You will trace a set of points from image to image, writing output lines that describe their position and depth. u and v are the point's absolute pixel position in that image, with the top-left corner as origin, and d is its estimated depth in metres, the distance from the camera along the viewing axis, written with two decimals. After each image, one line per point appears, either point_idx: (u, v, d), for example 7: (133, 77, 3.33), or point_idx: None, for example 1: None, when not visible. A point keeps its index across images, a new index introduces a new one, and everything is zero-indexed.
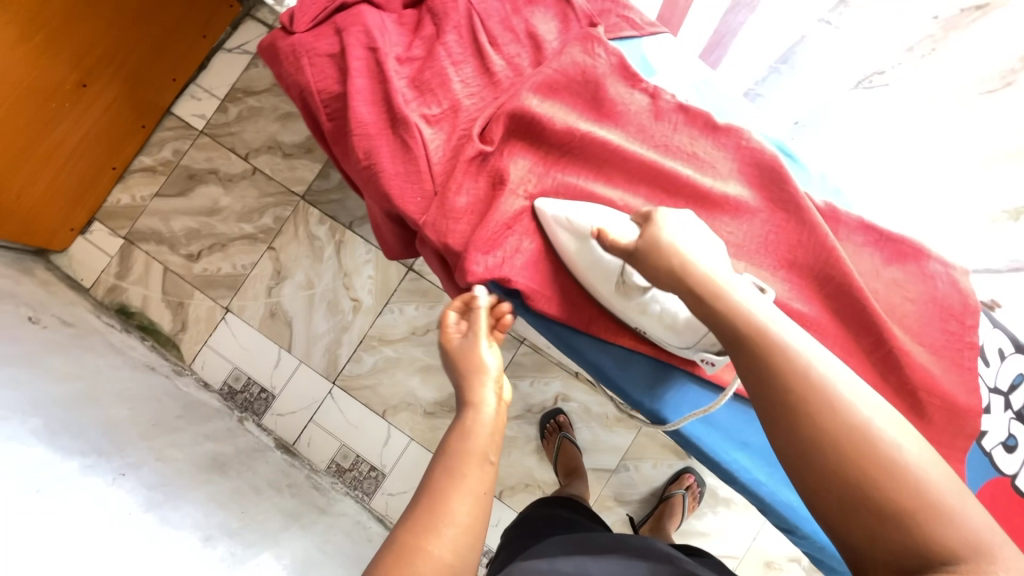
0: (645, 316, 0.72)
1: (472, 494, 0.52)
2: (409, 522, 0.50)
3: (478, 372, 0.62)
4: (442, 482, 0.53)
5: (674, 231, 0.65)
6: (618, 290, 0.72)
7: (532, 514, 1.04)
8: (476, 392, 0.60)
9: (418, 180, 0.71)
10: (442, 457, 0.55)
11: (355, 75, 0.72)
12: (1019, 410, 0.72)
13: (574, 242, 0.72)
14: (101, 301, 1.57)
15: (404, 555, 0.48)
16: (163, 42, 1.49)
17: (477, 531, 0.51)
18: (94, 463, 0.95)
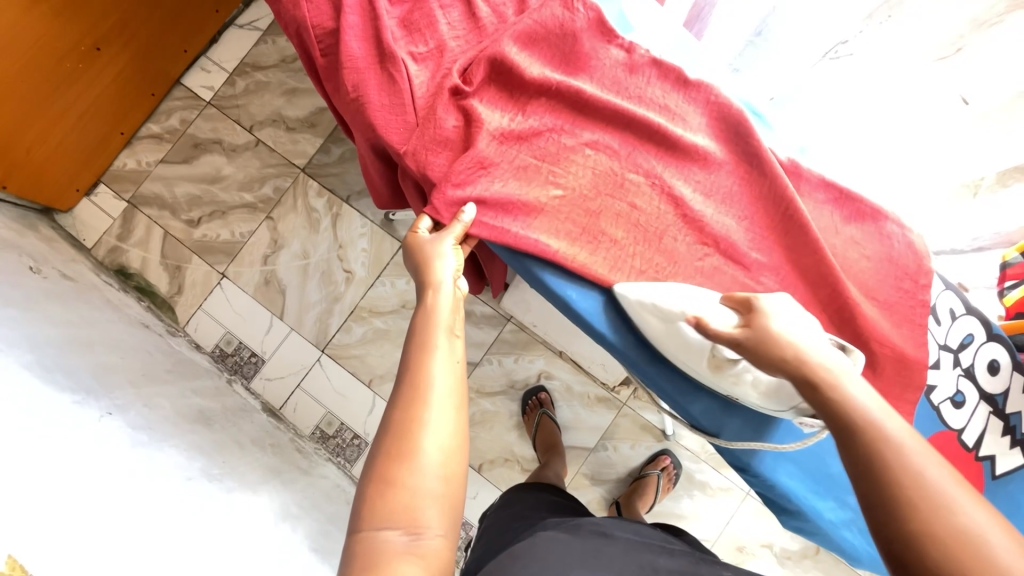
0: (740, 388, 0.70)
1: (446, 360, 0.61)
2: (400, 401, 0.57)
3: (436, 261, 0.69)
4: (418, 360, 0.61)
5: (782, 322, 0.63)
6: (711, 366, 0.70)
7: (518, 496, 1.05)
8: (434, 274, 0.69)
9: (402, 112, 0.75)
10: (415, 341, 0.63)
11: (349, 12, 0.77)
12: (966, 368, 0.77)
13: (663, 324, 0.71)
14: (102, 261, 1.61)
15: (402, 426, 0.55)
16: (179, 14, 1.53)
17: (456, 388, 0.60)
18: (83, 399, 0.98)
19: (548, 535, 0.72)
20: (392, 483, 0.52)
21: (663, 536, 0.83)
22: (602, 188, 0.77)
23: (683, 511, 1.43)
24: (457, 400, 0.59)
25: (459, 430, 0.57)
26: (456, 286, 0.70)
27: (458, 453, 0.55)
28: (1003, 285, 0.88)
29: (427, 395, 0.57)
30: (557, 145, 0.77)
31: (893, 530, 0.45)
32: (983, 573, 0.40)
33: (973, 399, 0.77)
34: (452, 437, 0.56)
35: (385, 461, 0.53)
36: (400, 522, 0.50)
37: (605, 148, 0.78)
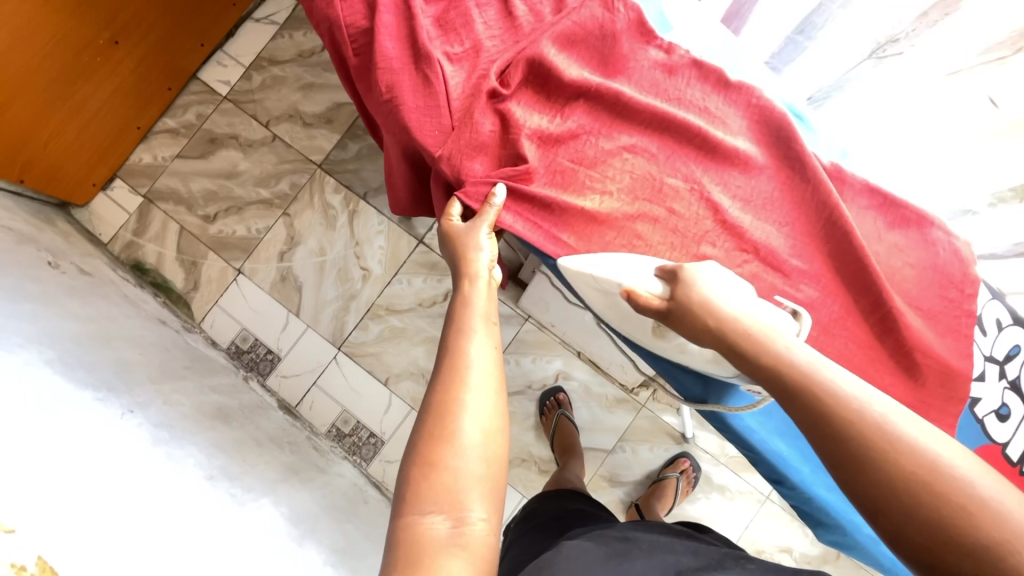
0: (686, 355, 0.73)
1: (487, 347, 0.60)
2: (439, 385, 0.56)
3: (473, 252, 0.68)
4: (456, 345, 0.60)
5: (708, 285, 0.63)
6: (655, 334, 0.74)
7: (542, 507, 1.04)
8: (471, 265, 0.67)
9: (437, 114, 0.71)
10: (451, 327, 0.62)
11: (383, 11, 0.73)
12: (1014, 380, 0.71)
13: (601, 295, 0.72)
14: (117, 256, 1.60)
15: (441, 409, 0.54)
16: (195, 7, 1.52)
17: (495, 373, 0.58)
18: (105, 397, 0.97)
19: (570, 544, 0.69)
20: (434, 465, 0.51)
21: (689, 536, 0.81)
22: (640, 194, 0.73)
23: (701, 515, 1.41)
24: (495, 386, 0.57)
25: (498, 415, 0.55)
26: (492, 274, 0.68)
27: (499, 437, 0.54)
28: None
29: (466, 379, 0.56)
30: (595, 153, 0.74)
31: (857, 474, 0.48)
32: (949, 499, 0.44)
33: (1020, 411, 0.71)
34: (493, 421, 0.54)
35: (426, 444, 0.52)
36: (444, 507, 0.48)
37: (644, 154, 0.74)
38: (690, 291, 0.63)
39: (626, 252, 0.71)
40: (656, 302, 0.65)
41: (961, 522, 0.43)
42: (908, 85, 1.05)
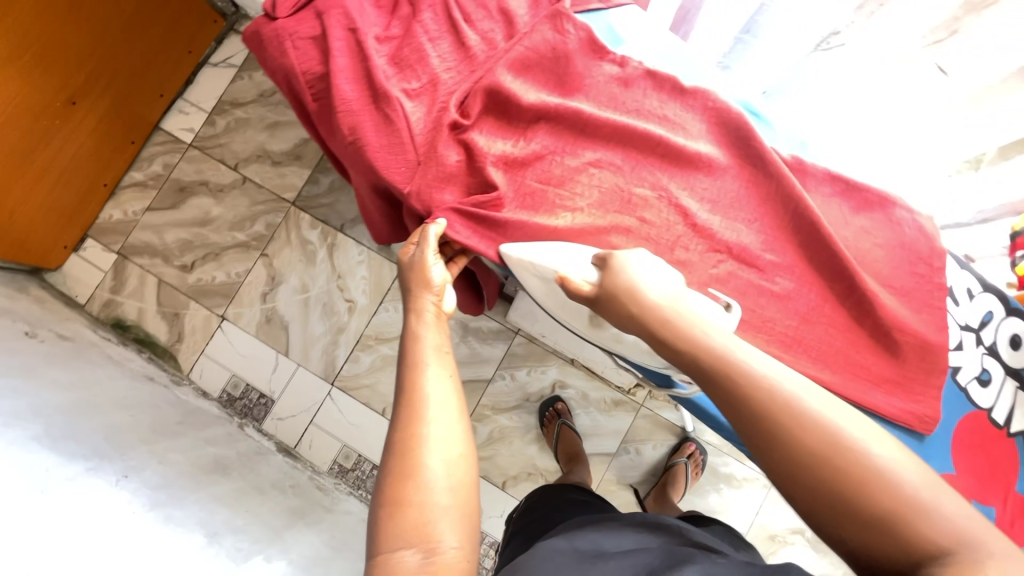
0: (617, 344, 0.79)
1: (441, 376, 0.58)
2: (398, 422, 0.54)
3: (423, 287, 0.68)
4: (410, 378, 0.58)
5: (634, 274, 0.61)
6: (589, 322, 0.78)
7: (542, 498, 1.03)
8: (420, 300, 0.67)
9: (402, 151, 0.68)
10: (405, 361, 0.60)
11: (337, 54, 0.69)
12: (990, 345, 0.70)
13: (540, 281, 0.70)
14: (97, 316, 1.58)
15: (402, 447, 0.52)
16: (151, 59, 1.51)
17: (454, 402, 0.57)
18: (97, 466, 0.95)
19: (543, 547, 0.67)
20: (400, 504, 0.49)
21: (690, 533, 0.74)
22: (609, 207, 0.71)
23: (712, 507, 1.42)
24: (456, 414, 0.56)
25: (462, 443, 0.54)
26: (442, 308, 0.67)
27: (464, 466, 0.53)
28: (1014, 254, 0.81)
29: (424, 412, 0.54)
30: (561, 173, 0.72)
31: (782, 471, 0.45)
32: (880, 495, 0.41)
33: (1000, 375, 0.69)
34: (455, 450, 0.53)
35: (391, 483, 0.50)
36: (413, 540, 0.47)
37: (610, 167, 0.72)
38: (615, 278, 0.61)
39: (567, 242, 0.69)
40: (586, 289, 0.62)
41: (899, 522, 0.40)
42: (856, 69, 0.86)
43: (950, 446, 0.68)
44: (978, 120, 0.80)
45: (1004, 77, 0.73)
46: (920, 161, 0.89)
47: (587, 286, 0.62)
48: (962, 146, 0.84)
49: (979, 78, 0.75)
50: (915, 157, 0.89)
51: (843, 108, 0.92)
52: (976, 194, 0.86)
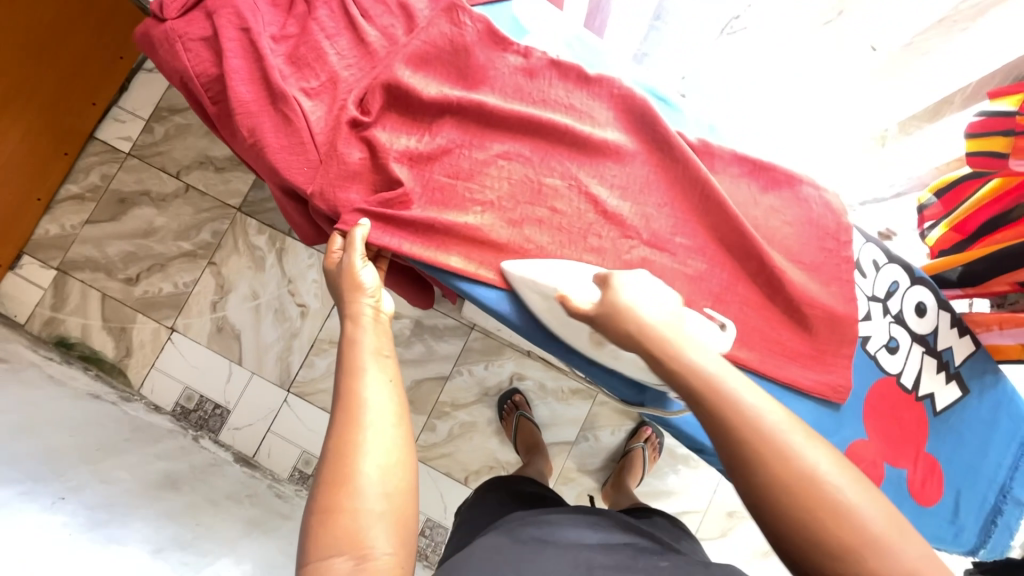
0: (620, 363, 0.64)
1: (382, 380, 0.52)
2: (333, 426, 0.48)
3: (356, 290, 0.57)
4: (347, 382, 0.51)
5: (631, 294, 0.55)
6: (590, 343, 0.63)
7: (492, 491, 0.97)
8: (354, 303, 0.57)
9: (303, 151, 0.59)
10: (341, 364, 0.53)
11: (231, 55, 0.59)
12: (897, 314, 0.73)
13: (541, 302, 0.62)
14: (39, 335, 1.53)
15: (336, 452, 0.46)
16: (78, 65, 1.44)
17: (395, 406, 0.51)
18: (31, 490, 0.93)
19: (484, 543, 0.66)
20: (331, 512, 0.43)
21: (626, 528, 0.74)
22: (519, 198, 0.64)
23: (671, 488, 1.44)
24: (395, 419, 0.50)
25: (401, 448, 0.48)
26: (380, 309, 0.58)
27: (403, 472, 0.47)
28: (922, 226, 0.82)
29: (359, 417, 0.48)
30: (464, 171, 0.63)
31: (756, 503, 0.41)
32: (873, 558, 0.36)
33: (907, 342, 0.73)
34: (394, 455, 0.47)
35: (322, 489, 0.45)
36: (344, 547, 0.41)
37: (516, 163, 0.65)
38: (609, 297, 0.55)
39: (560, 259, 0.63)
40: (584, 308, 0.56)
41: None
42: (760, 44, 0.75)
43: (863, 412, 0.71)
44: (904, 83, 0.71)
45: (910, 39, 0.64)
46: (840, 133, 0.85)
47: (585, 305, 0.56)
48: (891, 107, 0.76)
49: (896, 35, 0.65)
50: (835, 128, 0.85)
51: (753, 75, 0.81)
52: (898, 159, 0.84)
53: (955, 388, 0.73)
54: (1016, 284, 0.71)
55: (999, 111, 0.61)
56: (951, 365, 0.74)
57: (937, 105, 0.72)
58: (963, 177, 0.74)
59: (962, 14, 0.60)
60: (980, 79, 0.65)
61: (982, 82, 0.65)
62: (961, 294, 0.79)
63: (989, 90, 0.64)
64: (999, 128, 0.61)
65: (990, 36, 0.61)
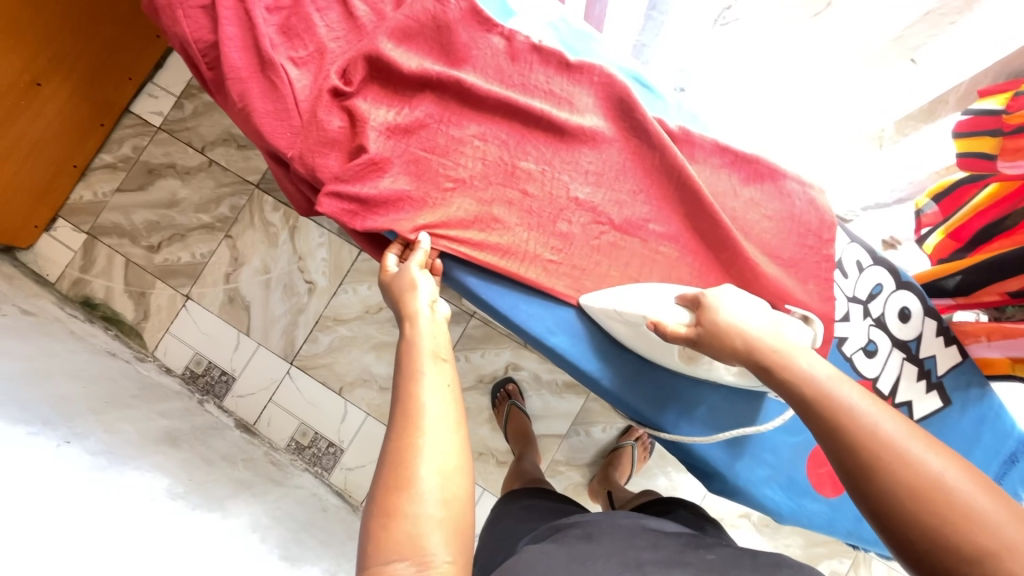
0: (717, 372, 0.62)
1: (439, 386, 0.51)
2: (392, 431, 0.48)
3: (408, 292, 0.59)
4: (406, 388, 0.51)
5: (732, 312, 0.55)
6: (682, 359, 0.62)
7: (505, 510, 0.91)
8: (409, 305, 0.58)
9: (287, 117, 0.62)
10: (399, 373, 0.53)
11: (225, 23, 0.63)
12: (877, 317, 0.72)
13: (627, 330, 0.63)
14: (66, 294, 1.62)
15: (395, 460, 0.45)
16: (118, 40, 1.51)
17: (453, 414, 0.50)
18: (38, 430, 0.94)
19: (530, 547, 0.61)
20: (392, 514, 0.42)
21: (654, 520, 0.72)
22: (492, 179, 0.66)
23: (660, 489, 1.43)
24: (453, 425, 0.49)
25: (459, 455, 0.47)
26: (435, 311, 0.59)
27: (462, 479, 0.45)
28: (921, 233, 0.77)
29: (420, 421, 0.47)
30: (439, 149, 0.65)
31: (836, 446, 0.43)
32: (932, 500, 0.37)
33: (885, 346, 0.71)
34: (451, 462, 0.46)
35: (380, 492, 0.44)
36: (407, 551, 0.40)
37: (491, 143, 0.66)
38: (708, 320, 0.56)
39: (650, 283, 0.65)
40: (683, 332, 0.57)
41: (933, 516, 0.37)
42: (748, 41, 0.74)
43: None
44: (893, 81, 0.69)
45: (898, 32, 0.63)
46: (838, 129, 0.82)
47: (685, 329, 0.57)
48: (886, 104, 0.73)
49: (882, 29, 0.63)
50: (831, 124, 0.81)
51: (741, 67, 0.79)
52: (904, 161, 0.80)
53: (935, 399, 0.71)
54: (1007, 296, 0.64)
55: (985, 110, 0.60)
56: (933, 374, 0.71)
57: (932, 104, 0.69)
58: (959, 181, 0.69)
59: (950, 7, 0.58)
60: (972, 79, 0.62)
61: (972, 82, 0.62)
62: (952, 304, 0.73)
63: (978, 89, 0.62)
64: (986, 128, 0.60)
65: (989, 26, 0.57)
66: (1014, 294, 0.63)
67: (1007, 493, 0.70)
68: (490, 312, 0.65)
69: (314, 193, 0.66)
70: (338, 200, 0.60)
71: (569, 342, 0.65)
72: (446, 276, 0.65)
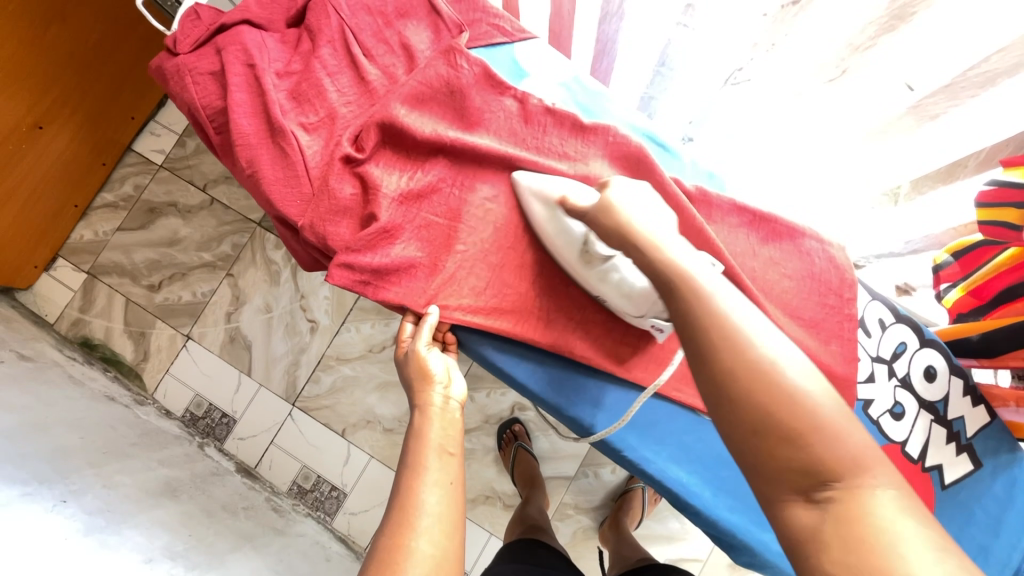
0: (604, 287, 0.61)
1: (439, 485, 0.50)
2: (384, 527, 0.46)
3: (425, 380, 0.58)
4: (406, 483, 0.50)
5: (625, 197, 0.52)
6: (580, 258, 0.60)
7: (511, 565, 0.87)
8: (425, 395, 0.58)
9: (298, 185, 0.60)
10: (403, 467, 0.52)
11: (234, 90, 0.61)
12: (903, 377, 0.70)
13: (545, 214, 0.61)
14: (65, 335, 1.59)
15: (383, 558, 0.43)
16: (120, 81, 1.51)
17: (452, 517, 0.48)
18: (35, 491, 0.91)
19: None
20: None
21: None
22: (506, 244, 0.64)
23: (672, 533, 1.39)
24: (450, 529, 0.47)
25: (450, 562, 0.44)
26: (449, 398, 0.58)
27: None
28: (939, 287, 0.76)
29: (415, 521, 0.46)
30: (452, 214, 0.64)
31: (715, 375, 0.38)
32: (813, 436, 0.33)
33: (913, 409, 0.69)
34: (443, 568, 0.44)
35: None
36: None
37: (505, 204, 0.65)
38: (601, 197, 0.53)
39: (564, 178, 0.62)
40: (580, 206, 0.55)
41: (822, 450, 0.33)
42: (762, 100, 0.73)
43: None
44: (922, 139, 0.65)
45: (912, 105, 0.61)
46: (852, 186, 0.80)
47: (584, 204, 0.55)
48: (901, 166, 0.71)
49: (898, 98, 0.62)
50: (844, 180, 0.80)
51: (756, 123, 0.78)
52: (920, 219, 0.77)
53: (966, 462, 0.68)
54: None
55: (1009, 182, 0.57)
56: (962, 436, 0.69)
57: (950, 167, 0.66)
58: (976, 242, 0.68)
59: (969, 82, 0.55)
60: (992, 147, 0.60)
61: (992, 150, 0.61)
62: (974, 363, 0.71)
63: (1000, 157, 0.60)
64: (1013, 200, 0.57)
65: (997, 109, 0.56)
66: None
67: None
68: (507, 381, 0.63)
69: (325, 259, 0.65)
70: (352, 268, 0.58)
71: (589, 412, 0.63)
72: (462, 346, 0.64)
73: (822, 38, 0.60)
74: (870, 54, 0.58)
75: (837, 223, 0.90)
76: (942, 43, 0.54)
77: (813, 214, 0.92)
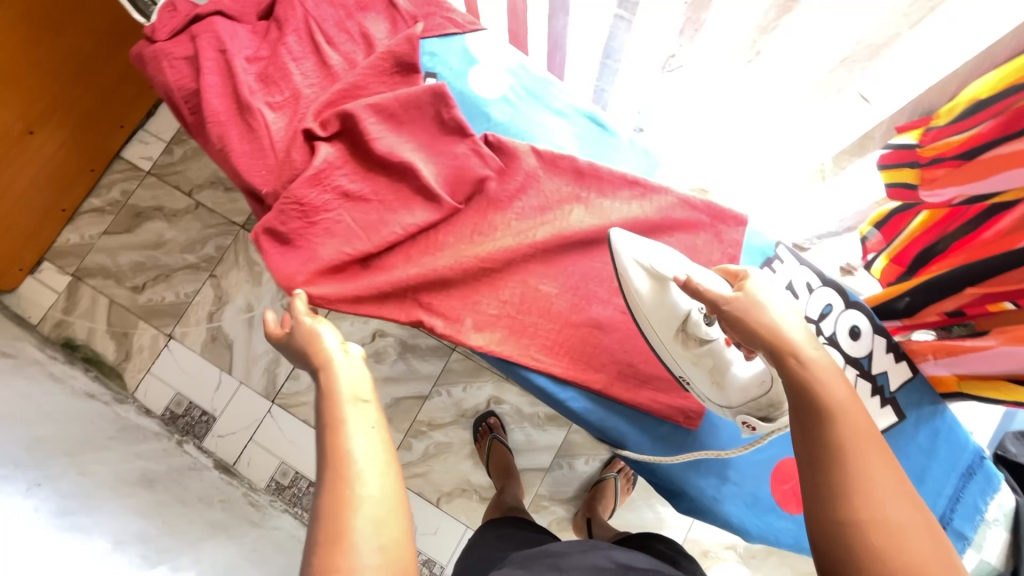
0: (695, 369, 0.66)
1: (364, 431, 0.47)
2: (320, 483, 0.45)
3: (315, 344, 0.56)
4: (330, 438, 0.47)
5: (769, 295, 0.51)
6: (677, 336, 0.67)
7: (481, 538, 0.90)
8: (321, 352, 0.55)
9: (263, 156, 0.69)
10: (321, 422, 0.49)
11: (207, 73, 0.70)
12: (830, 336, 0.77)
13: (653, 287, 0.66)
14: (48, 336, 1.61)
15: (327, 511, 0.43)
16: (110, 90, 1.57)
17: (385, 456, 0.47)
18: (8, 474, 0.93)
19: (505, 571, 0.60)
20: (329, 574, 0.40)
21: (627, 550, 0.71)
22: None
23: (645, 523, 1.41)
24: (385, 466, 0.46)
25: (394, 499, 0.45)
26: (348, 351, 0.55)
27: (398, 524, 0.43)
28: (867, 257, 0.81)
29: (347, 473, 0.44)
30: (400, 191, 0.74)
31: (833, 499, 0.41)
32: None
33: (839, 363, 0.77)
34: (385, 511, 0.43)
35: (318, 548, 0.42)
36: None
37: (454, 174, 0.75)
38: (744, 291, 0.51)
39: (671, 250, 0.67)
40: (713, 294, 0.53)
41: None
42: (698, 84, 0.80)
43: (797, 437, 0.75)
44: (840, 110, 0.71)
45: (820, 78, 0.68)
46: (784, 167, 0.87)
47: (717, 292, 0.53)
48: (822, 142, 0.78)
49: (808, 75, 0.68)
50: (779, 160, 0.87)
51: (695, 108, 0.85)
52: (840, 193, 0.85)
53: (890, 414, 0.76)
54: (945, 315, 0.68)
55: (903, 144, 0.66)
56: (887, 390, 0.76)
57: (861, 139, 0.74)
58: (892, 211, 0.74)
59: (859, 54, 0.63)
60: (892, 115, 0.68)
61: (892, 119, 0.68)
62: (901, 325, 0.75)
63: (899, 125, 0.67)
64: (907, 160, 0.66)
65: (922, 52, 0.60)
66: (950, 313, 0.67)
67: (966, 507, 0.75)
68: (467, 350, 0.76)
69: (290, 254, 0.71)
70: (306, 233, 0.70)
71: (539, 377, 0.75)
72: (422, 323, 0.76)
73: (737, 23, 0.67)
74: (776, 34, 0.65)
75: (773, 208, 0.99)
76: (837, 22, 0.61)
77: (752, 199, 1.00)
